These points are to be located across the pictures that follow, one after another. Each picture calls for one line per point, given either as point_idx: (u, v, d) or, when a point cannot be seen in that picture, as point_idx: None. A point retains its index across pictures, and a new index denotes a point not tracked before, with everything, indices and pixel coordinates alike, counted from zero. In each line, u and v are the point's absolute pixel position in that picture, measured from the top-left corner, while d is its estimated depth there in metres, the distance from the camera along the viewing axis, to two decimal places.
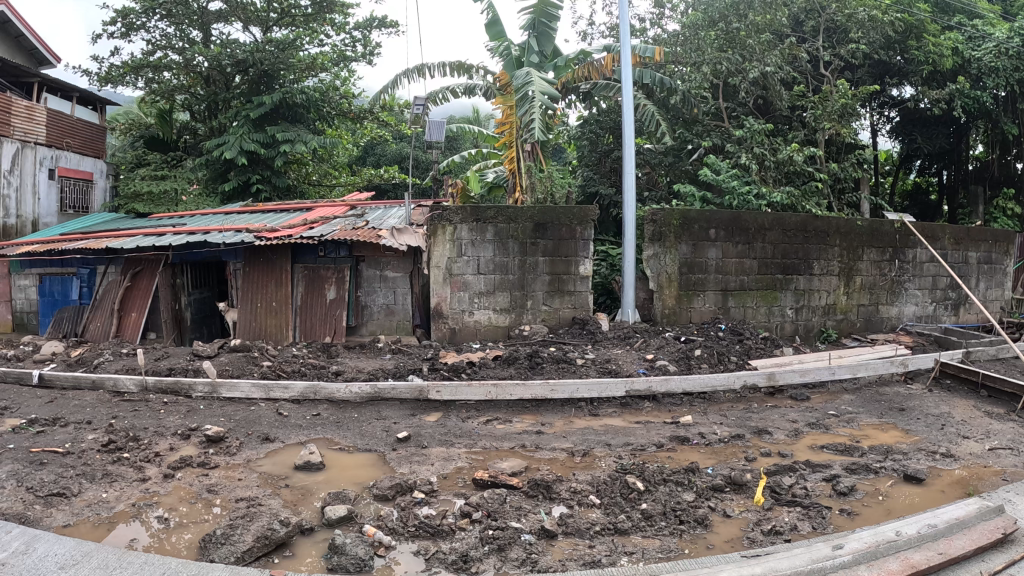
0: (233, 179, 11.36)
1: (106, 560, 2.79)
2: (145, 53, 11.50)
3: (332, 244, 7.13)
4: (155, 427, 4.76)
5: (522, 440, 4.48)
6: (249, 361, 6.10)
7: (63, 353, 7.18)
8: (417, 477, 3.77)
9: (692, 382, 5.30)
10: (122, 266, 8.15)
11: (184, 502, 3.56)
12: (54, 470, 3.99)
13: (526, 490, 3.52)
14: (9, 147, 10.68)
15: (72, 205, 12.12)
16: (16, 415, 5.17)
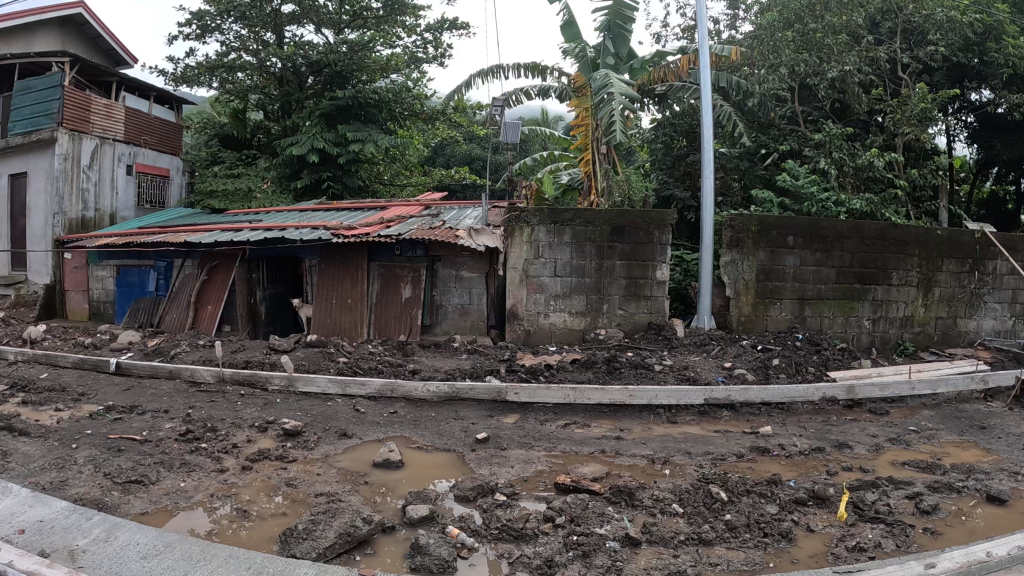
0: (307, 178, 11.65)
1: (186, 552, 2.88)
2: (220, 54, 11.90)
3: (409, 244, 7.27)
4: (232, 418, 4.89)
5: (602, 445, 4.45)
6: (325, 358, 6.23)
7: (140, 343, 7.44)
8: (496, 478, 3.77)
9: (771, 392, 5.19)
10: (199, 260, 8.44)
11: (263, 494, 3.64)
12: (132, 458, 4.13)
13: (608, 496, 3.49)
14: (88, 144, 11.17)
15: (149, 200, 12.57)
16: (95, 402, 5.43)
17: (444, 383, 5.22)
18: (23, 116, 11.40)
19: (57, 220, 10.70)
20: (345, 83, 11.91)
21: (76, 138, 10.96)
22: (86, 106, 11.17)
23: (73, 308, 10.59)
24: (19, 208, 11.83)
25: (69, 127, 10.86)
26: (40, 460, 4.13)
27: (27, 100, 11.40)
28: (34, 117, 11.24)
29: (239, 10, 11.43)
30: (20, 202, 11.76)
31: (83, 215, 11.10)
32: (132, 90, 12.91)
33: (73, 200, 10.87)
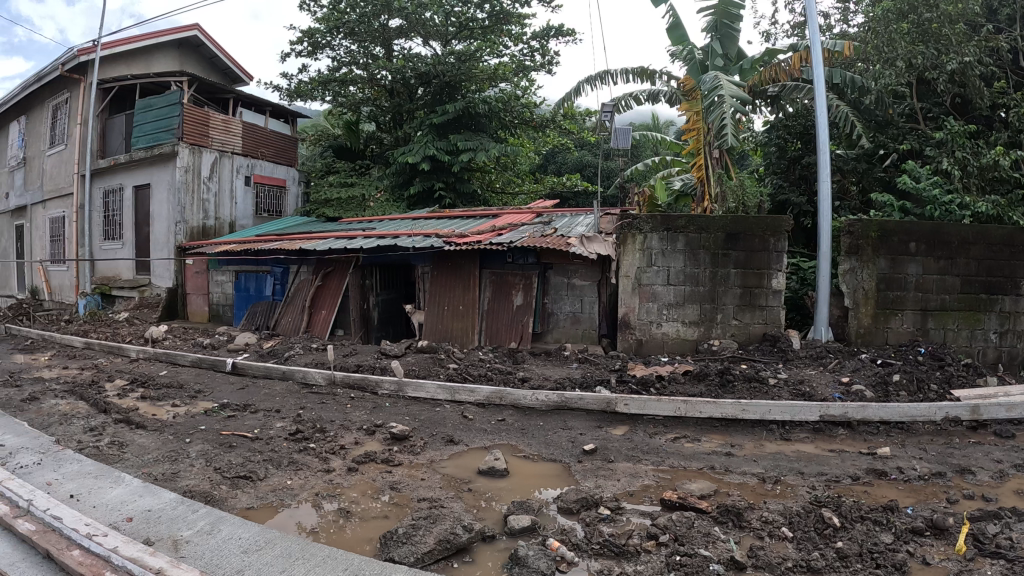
0: (419, 185, 12.12)
1: (285, 549, 3.00)
2: (332, 69, 12.55)
3: (520, 252, 7.63)
4: (341, 420, 5.09)
5: (712, 461, 4.37)
6: (435, 364, 6.44)
7: (255, 344, 7.86)
8: (601, 492, 3.77)
9: (890, 410, 4.94)
10: (314, 266, 8.82)
11: (367, 496, 3.73)
12: (241, 454, 4.41)
13: (715, 515, 3.40)
14: (208, 157, 11.92)
15: (269, 208, 13.43)
16: (211, 398, 5.99)
17: (553, 392, 5.27)
18: (146, 132, 12.20)
19: (180, 229, 11.52)
20: (454, 92, 12.28)
21: (197, 151, 11.70)
22: (206, 121, 11.90)
23: (192, 309, 11.66)
24: (144, 218, 12.76)
25: (189, 142, 11.57)
26: (153, 453, 4.56)
27: (149, 118, 12.19)
28: (156, 133, 12.02)
29: (348, 26, 12.07)
30: (145, 212, 12.67)
31: (205, 224, 11.94)
32: (247, 105, 13.61)
33: (194, 209, 11.66)
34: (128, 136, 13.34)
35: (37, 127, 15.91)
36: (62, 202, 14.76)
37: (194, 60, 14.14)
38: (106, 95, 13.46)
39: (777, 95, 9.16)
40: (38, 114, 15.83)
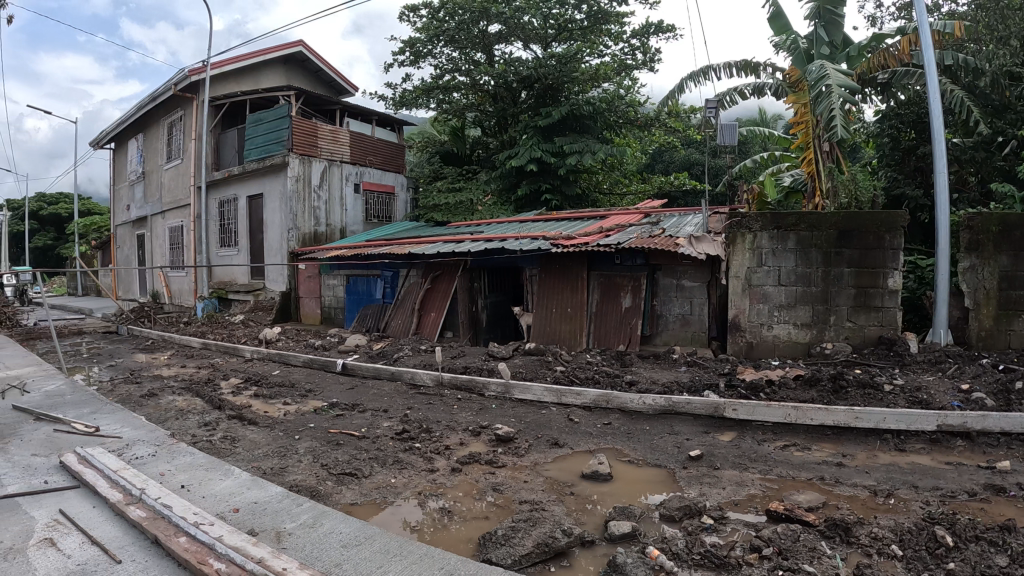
0: (527, 187, 12.96)
1: (385, 545, 3.26)
2: (438, 76, 13.80)
3: (629, 255, 8.17)
4: (447, 421, 5.63)
5: (820, 472, 4.25)
6: (542, 366, 7.03)
7: (364, 346, 8.76)
8: (705, 500, 3.79)
9: (1014, 421, 4.49)
10: (423, 270, 9.75)
11: (469, 495, 4.05)
12: (349, 452, 4.89)
13: (822, 530, 3.28)
14: (318, 165, 12.51)
15: (376, 214, 14.07)
16: (322, 397, 6.76)
17: (660, 396, 5.49)
18: (257, 145, 12.89)
19: (291, 235, 12.12)
20: (557, 95, 13.10)
21: (308, 161, 12.32)
22: (315, 133, 12.48)
23: (306, 311, 12.24)
24: (258, 225, 13.47)
25: (299, 151, 12.17)
26: (264, 448, 5.11)
27: (259, 130, 12.87)
28: (265, 146, 12.67)
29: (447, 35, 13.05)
30: (259, 219, 13.37)
31: (317, 230, 12.52)
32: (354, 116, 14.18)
33: (306, 216, 12.27)
34: (241, 148, 14.07)
35: (156, 143, 17.12)
36: (180, 212, 15.84)
37: (299, 72, 14.98)
38: (218, 111, 14.32)
39: (888, 82, 8.66)
40: (155, 131, 17.03)
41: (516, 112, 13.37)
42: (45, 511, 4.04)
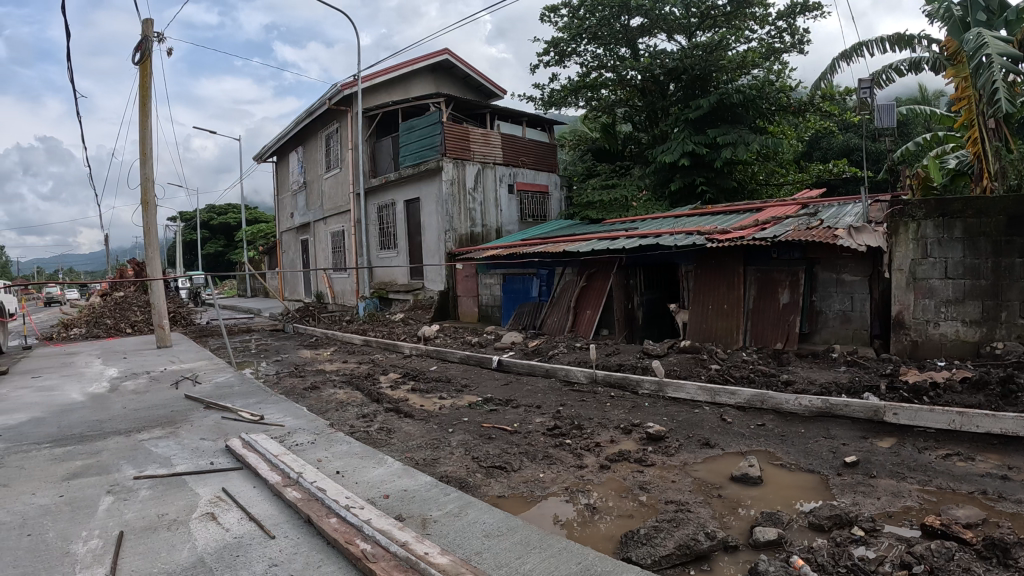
0: (680, 180, 14.18)
1: (525, 537, 4.25)
2: (585, 75, 15.81)
3: (786, 248, 8.41)
4: (599, 418, 6.77)
5: (984, 485, 4.54)
6: (698, 364, 7.79)
7: (518, 342, 10.09)
8: (860, 510, 4.23)
9: None
10: (579, 267, 10.62)
11: (616, 493, 5.03)
12: (499, 445, 6.12)
13: (979, 549, 3.53)
14: (471, 169, 14.07)
15: (531, 213, 15.90)
16: (478, 391, 8.00)
17: (818, 398, 6.06)
18: (411, 152, 14.39)
19: (449, 236, 13.61)
20: (705, 85, 14.29)
21: (462, 165, 13.85)
22: (466, 138, 14.05)
23: (463, 309, 13.58)
24: (415, 228, 14.85)
25: (452, 156, 13.67)
26: (417, 440, 6.21)
27: (413, 138, 14.37)
28: (420, 151, 14.20)
29: (590, 33, 14.85)
30: (416, 222, 14.78)
31: (474, 230, 14.13)
32: (506, 119, 16.28)
33: (460, 218, 13.76)
34: (396, 156, 15.29)
35: (314, 154, 18.56)
36: (340, 218, 17.17)
37: (446, 80, 16.37)
38: (371, 122, 15.54)
39: None
40: (313, 144, 18.50)
41: (665, 104, 14.81)
42: (210, 488, 5.16)
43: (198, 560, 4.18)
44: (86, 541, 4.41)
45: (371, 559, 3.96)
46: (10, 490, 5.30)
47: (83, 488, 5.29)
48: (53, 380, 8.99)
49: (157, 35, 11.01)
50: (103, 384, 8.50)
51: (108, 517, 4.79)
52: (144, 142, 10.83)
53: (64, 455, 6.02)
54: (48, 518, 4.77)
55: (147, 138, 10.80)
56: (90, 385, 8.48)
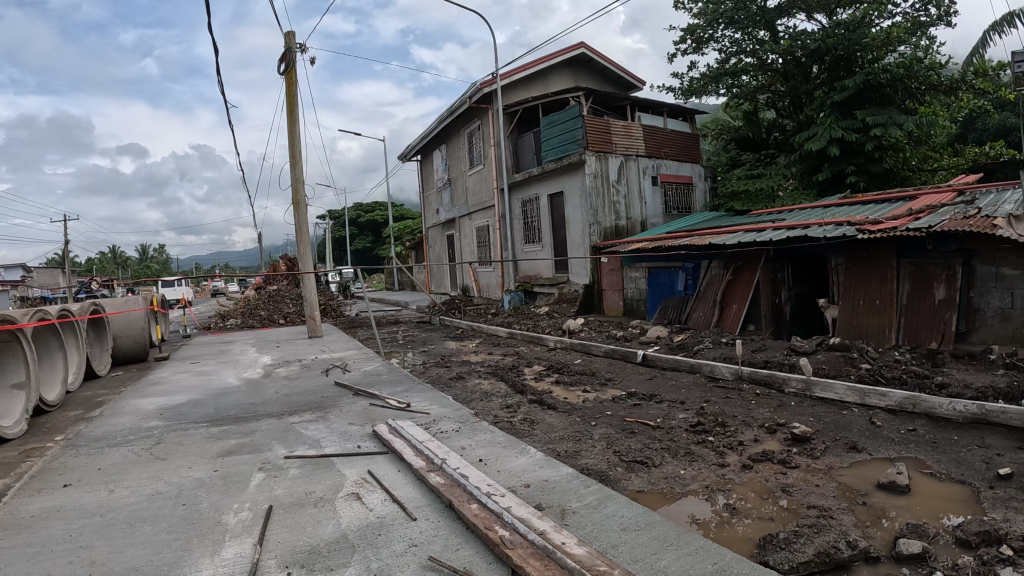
0: (828, 170, 13.92)
1: (662, 533, 4.33)
2: (724, 62, 15.96)
3: (941, 239, 8.01)
4: (744, 416, 6.78)
5: None
6: (846, 363, 7.57)
7: (664, 337, 10.32)
8: (1010, 527, 3.99)
9: None
10: (723, 263, 10.95)
11: (757, 494, 4.97)
12: (643, 440, 6.31)
13: None
14: (613, 162, 14.19)
15: (675, 206, 15.89)
16: (622, 387, 8.31)
17: (972, 404, 5.72)
18: (553, 147, 14.69)
19: (594, 229, 13.79)
20: (851, 66, 13.76)
21: (605, 158, 14.00)
22: (610, 131, 14.18)
23: (607, 304, 13.90)
24: (559, 222, 15.07)
25: (595, 149, 13.83)
26: (559, 432, 6.62)
27: (555, 132, 14.61)
28: (564, 145, 14.37)
29: (728, 18, 15.20)
30: (560, 216, 14.99)
31: (619, 224, 14.24)
32: (647, 110, 16.23)
33: (606, 211, 13.90)
34: (537, 150, 15.84)
35: (456, 153, 19.49)
36: (484, 213, 17.76)
37: (585, 74, 16.95)
38: (514, 119, 16.22)
39: None
40: (456, 141, 19.27)
41: (808, 88, 14.49)
42: (356, 470, 5.52)
43: (342, 535, 4.55)
44: (237, 513, 4.91)
45: (509, 545, 4.14)
46: (172, 465, 5.99)
47: (237, 464, 5.84)
48: (213, 365, 9.93)
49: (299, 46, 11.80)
50: (257, 370, 9.29)
51: (260, 491, 5.28)
52: (296, 146, 11.65)
53: (221, 434, 6.66)
54: (203, 490, 5.36)
55: (297, 142, 11.60)
56: (245, 370, 9.30)
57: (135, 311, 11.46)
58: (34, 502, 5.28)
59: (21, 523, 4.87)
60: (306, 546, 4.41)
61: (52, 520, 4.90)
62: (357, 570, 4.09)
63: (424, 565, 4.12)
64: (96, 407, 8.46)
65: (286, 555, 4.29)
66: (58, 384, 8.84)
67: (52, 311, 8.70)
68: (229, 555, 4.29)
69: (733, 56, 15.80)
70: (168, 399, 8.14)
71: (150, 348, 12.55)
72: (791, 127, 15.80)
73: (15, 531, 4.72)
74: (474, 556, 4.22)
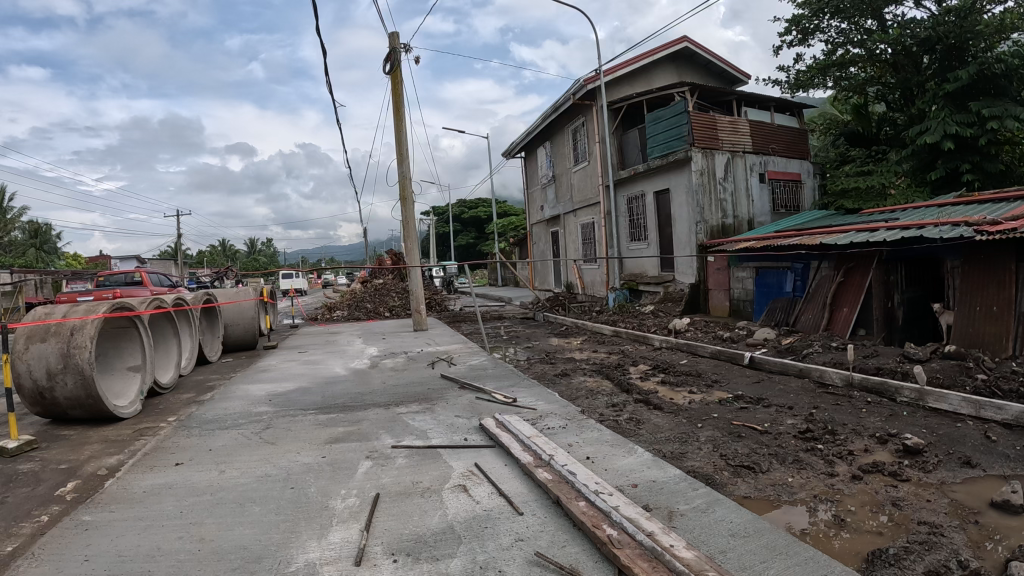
0: (942, 168, 13.12)
1: (771, 541, 4.18)
2: (832, 54, 15.18)
3: None
4: (854, 425, 6.44)
5: None
6: (961, 372, 7.10)
7: (773, 339, 9.99)
8: None
9: None
10: (835, 262, 10.48)
11: (866, 507, 4.72)
12: (750, 445, 6.10)
13: None
14: (720, 157, 13.83)
15: (784, 204, 15.33)
16: (729, 389, 8.09)
17: None
18: (659, 143, 14.46)
19: (700, 227, 13.49)
20: (964, 55, 13.05)
21: (712, 154, 13.67)
22: (716, 126, 13.83)
23: (713, 303, 13.57)
24: (666, 219, 14.85)
25: (701, 145, 13.54)
26: (666, 432, 6.51)
27: (660, 129, 14.41)
28: (668, 142, 14.19)
29: (833, 8, 14.52)
30: (667, 213, 14.74)
31: (726, 222, 13.86)
32: (753, 106, 15.78)
33: (713, 208, 13.59)
34: (643, 146, 15.63)
35: (561, 148, 19.48)
36: (589, 210, 17.72)
37: (688, 68, 16.64)
38: (617, 115, 16.09)
39: None
40: (561, 138, 19.25)
41: (919, 80, 13.69)
42: (463, 462, 5.59)
43: (449, 526, 4.60)
44: (344, 499, 5.06)
45: (617, 545, 4.08)
46: (282, 449, 6.24)
47: (345, 451, 6.00)
48: (320, 355, 10.31)
49: (403, 46, 12.09)
50: (364, 360, 9.60)
51: (368, 479, 5.41)
52: (401, 143, 11.95)
53: (329, 421, 6.88)
54: (312, 475, 5.56)
55: (403, 140, 11.89)
56: (352, 360, 9.61)
57: (246, 302, 12.01)
58: (148, 478, 5.69)
59: (134, 498, 5.26)
60: (413, 534, 4.49)
61: (163, 496, 5.26)
62: (465, 561, 4.13)
63: (530, 560, 4.12)
64: (207, 391, 8.97)
65: (393, 543, 4.39)
66: (170, 367, 9.44)
67: (167, 299, 9.30)
68: (336, 539, 4.44)
69: (840, 48, 15.07)
70: (277, 386, 8.51)
71: (260, 337, 13.19)
72: (902, 120, 14.76)
73: (132, 505, 5.11)
74: (581, 553, 4.19)
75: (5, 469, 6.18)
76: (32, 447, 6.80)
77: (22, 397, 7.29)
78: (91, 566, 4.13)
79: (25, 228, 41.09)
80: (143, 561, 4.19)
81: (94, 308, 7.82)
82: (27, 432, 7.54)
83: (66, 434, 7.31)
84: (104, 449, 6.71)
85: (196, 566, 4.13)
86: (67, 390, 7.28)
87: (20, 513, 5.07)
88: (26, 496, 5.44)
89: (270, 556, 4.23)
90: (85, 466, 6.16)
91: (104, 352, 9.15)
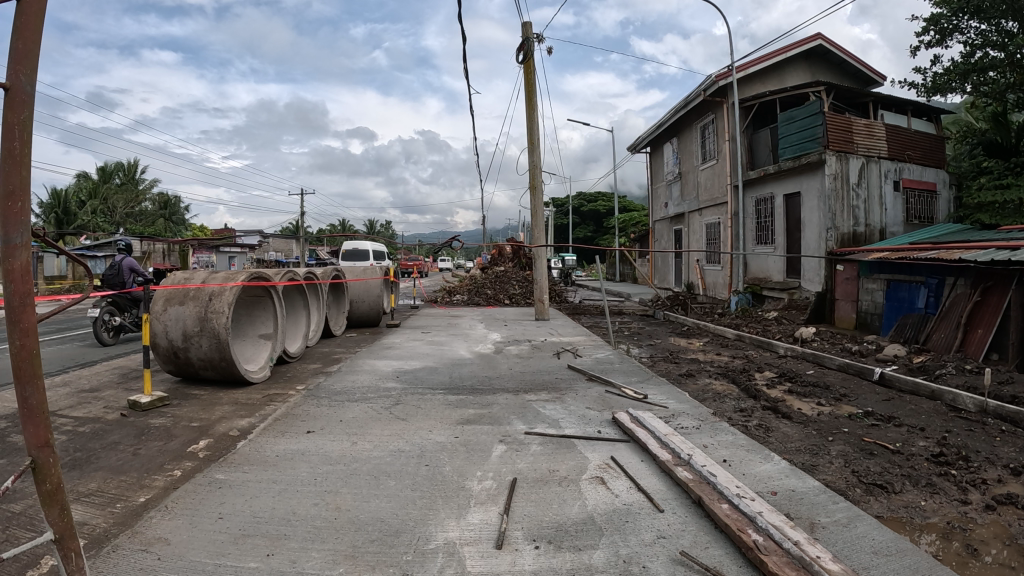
0: None
1: (913, 562, 3.97)
2: (971, 57, 14.15)
3: None
4: (987, 453, 6.04)
5: None
6: None
7: (905, 356, 9.47)
8: None
9: None
10: (972, 280, 9.77)
11: (997, 538, 4.42)
12: (882, 463, 5.81)
13: None
14: (854, 162, 13.26)
15: (918, 215, 14.53)
16: (859, 404, 7.73)
17: None
18: (792, 144, 14.05)
19: (830, 234, 13.00)
20: None
21: (845, 158, 13.13)
22: (850, 130, 13.35)
23: (840, 314, 13.10)
24: (794, 223, 14.37)
25: (835, 148, 13.04)
26: (796, 442, 6.29)
27: (793, 129, 14.04)
28: (801, 143, 13.77)
29: (973, 7, 13.61)
30: (796, 217, 14.24)
31: (855, 229, 13.26)
32: (888, 108, 15.21)
33: (843, 215, 13.02)
34: (773, 147, 15.24)
35: (688, 145, 19.18)
36: (715, 210, 17.35)
37: (822, 67, 16.17)
38: (747, 113, 15.69)
39: None
40: (689, 135, 18.97)
41: None
42: (599, 454, 5.59)
43: (589, 517, 4.57)
44: (480, 481, 5.13)
45: (763, 551, 3.91)
46: (413, 426, 6.40)
47: (478, 433, 6.10)
48: (443, 337, 10.54)
49: (536, 35, 12.13)
50: (487, 345, 9.75)
51: (503, 463, 5.47)
52: (533, 132, 12.03)
53: (458, 402, 7.02)
54: (445, 453, 5.69)
55: (534, 130, 11.97)
56: (476, 345, 9.79)
57: (372, 280, 12.39)
58: (280, 443, 5.98)
59: (268, 461, 5.54)
60: (553, 522, 4.49)
61: (297, 462, 5.51)
62: (607, 554, 4.08)
63: (674, 559, 4.02)
64: (331, 363, 9.34)
65: (533, 529, 4.40)
66: (297, 339, 9.83)
67: (300, 273, 9.74)
68: (475, 521, 4.50)
69: (979, 50, 14.09)
70: (404, 363, 8.77)
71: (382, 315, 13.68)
72: None
73: (265, 468, 5.38)
74: (724, 556, 4.06)
75: (140, 422, 6.66)
76: (164, 403, 7.30)
77: (157, 355, 7.82)
78: (226, 524, 4.35)
79: (157, 199, 43.68)
80: (279, 523, 4.39)
81: (233, 276, 8.26)
82: (161, 388, 8.07)
83: (196, 394, 7.77)
84: (235, 411, 7.10)
85: (333, 534, 4.27)
86: (201, 351, 7.71)
87: (156, 466, 5.43)
88: (161, 450, 5.83)
89: (408, 532, 4.33)
90: (218, 426, 6.53)
91: (239, 319, 9.67)
